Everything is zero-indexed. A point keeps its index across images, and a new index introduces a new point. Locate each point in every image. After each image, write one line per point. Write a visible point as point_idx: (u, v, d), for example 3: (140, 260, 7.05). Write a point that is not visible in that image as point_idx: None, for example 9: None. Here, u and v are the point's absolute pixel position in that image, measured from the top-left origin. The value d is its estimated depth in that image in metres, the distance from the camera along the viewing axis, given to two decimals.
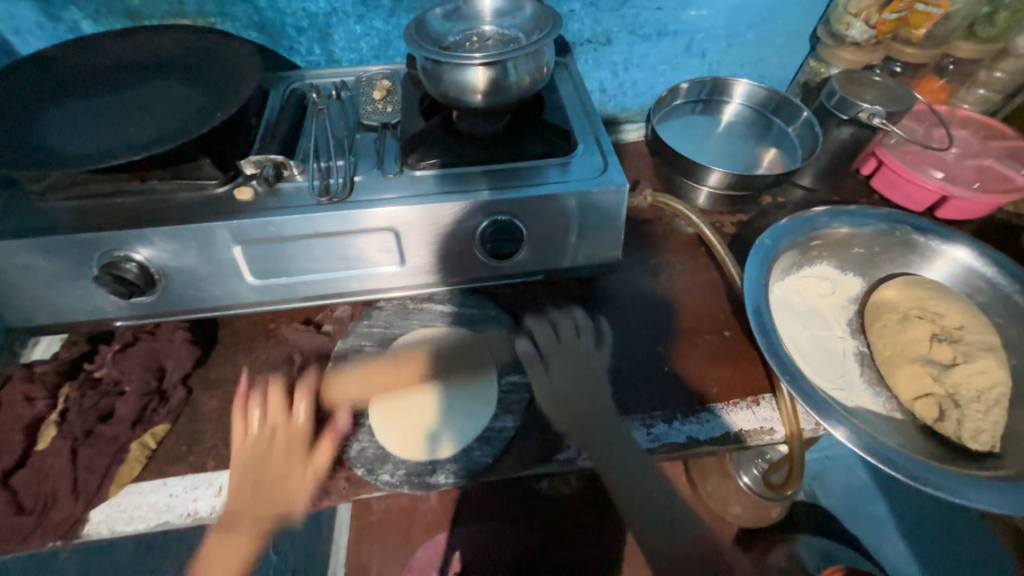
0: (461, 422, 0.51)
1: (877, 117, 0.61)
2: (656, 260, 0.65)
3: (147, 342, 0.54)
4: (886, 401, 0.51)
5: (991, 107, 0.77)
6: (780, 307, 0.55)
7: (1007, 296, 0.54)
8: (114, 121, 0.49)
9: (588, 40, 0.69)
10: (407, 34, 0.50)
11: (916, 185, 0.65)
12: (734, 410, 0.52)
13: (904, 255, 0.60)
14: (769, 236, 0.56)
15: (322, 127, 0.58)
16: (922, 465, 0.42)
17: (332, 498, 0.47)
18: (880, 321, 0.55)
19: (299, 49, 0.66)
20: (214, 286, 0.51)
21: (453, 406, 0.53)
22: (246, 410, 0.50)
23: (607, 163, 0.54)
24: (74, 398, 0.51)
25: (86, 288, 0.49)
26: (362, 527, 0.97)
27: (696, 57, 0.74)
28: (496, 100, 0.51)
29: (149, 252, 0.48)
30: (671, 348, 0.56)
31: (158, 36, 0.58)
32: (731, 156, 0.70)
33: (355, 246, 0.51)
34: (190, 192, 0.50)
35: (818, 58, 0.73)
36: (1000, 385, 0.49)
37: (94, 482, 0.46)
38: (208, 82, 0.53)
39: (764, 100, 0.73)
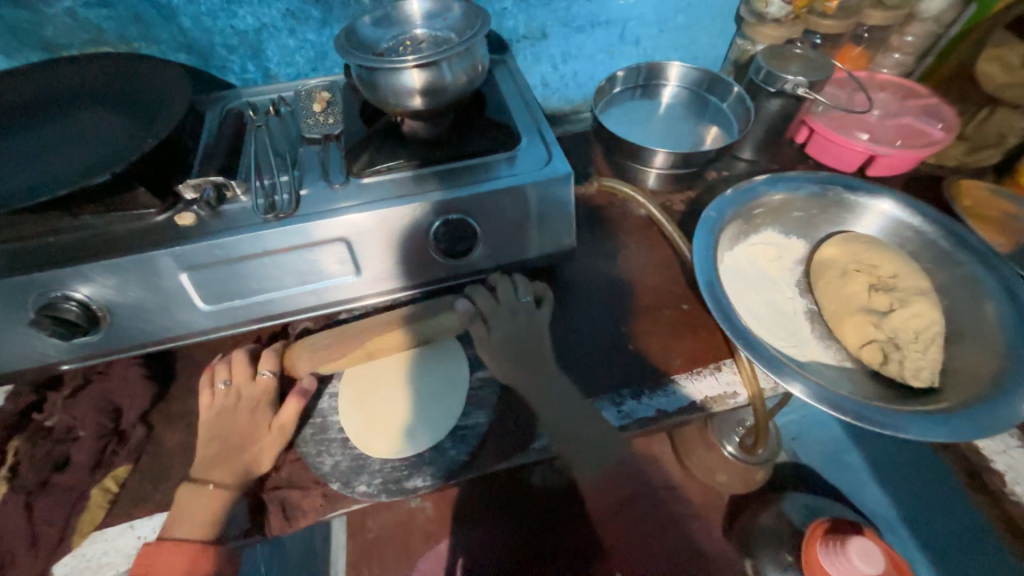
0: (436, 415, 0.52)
1: (801, 87, 0.64)
2: (612, 244, 0.67)
3: (99, 384, 0.52)
4: (836, 352, 0.54)
5: (906, 69, 0.82)
6: (731, 276, 0.57)
7: (933, 242, 0.58)
8: (36, 157, 0.47)
9: (524, 36, 0.70)
10: (337, 43, 0.50)
11: (845, 148, 0.69)
12: (698, 379, 0.53)
13: (840, 214, 0.63)
14: (713, 208, 0.59)
15: (263, 144, 0.57)
16: (870, 408, 0.44)
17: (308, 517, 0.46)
18: (824, 278, 0.58)
19: (231, 67, 0.64)
20: (164, 317, 0.49)
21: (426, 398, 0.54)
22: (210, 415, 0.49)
23: (552, 153, 0.55)
24: (25, 450, 0.48)
25: (25, 334, 0.47)
26: (361, 548, 0.99)
27: (631, 44, 0.76)
28: (434, 101, 0.51)
29: (90, 289, 0.46)
30: (634, 327, 0.58)
31: (78, 66, 0.56)
32: (674, 136, 0.73)
33: (307, 260, 0.50)
34: (128, 223, 0.48)
35: (744, 36, 0.77)
36: (935, 325, 0.52)
37: (55, 535, 0.44)
38: (137, 108, 0.52)
39: (699, 80, 0.75)
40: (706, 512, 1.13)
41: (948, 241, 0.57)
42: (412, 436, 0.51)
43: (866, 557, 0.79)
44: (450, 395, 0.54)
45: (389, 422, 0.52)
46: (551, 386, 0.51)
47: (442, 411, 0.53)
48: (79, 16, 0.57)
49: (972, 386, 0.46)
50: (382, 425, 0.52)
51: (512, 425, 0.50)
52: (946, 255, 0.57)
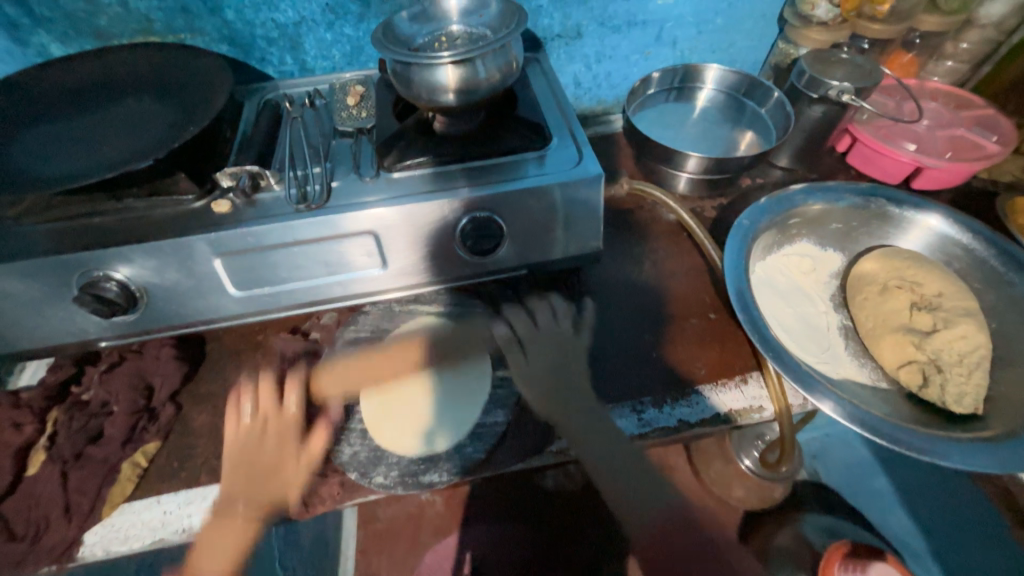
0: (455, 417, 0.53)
1: (847, 94, 0.61)
2: (639, 248, 0.65)
3: (133, 361, 0.54)
4: (871, 371, 0.51)
5: (960, 78, 0.78)
6: (762, 287, 0.56)
7: (984, 261, 0.55)
8: (86, 142, 0.49)
9: (558, 35, 0.70)
10: (375, 38, 0.50)
11: (890, 159, 0.66)
12: (724, 391, 0.52)
13: (881, 227, 0.61)
14: (747, 217, 0.57)
15: (297, 135, 0.58)
16: (907, 432, 0.42)
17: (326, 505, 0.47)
18: (861, 294, 0.55)
19: (270, 60, 0.66)
20: (196, 301, 0.51)
21: (447, 401, 0.55)
22: (236, 443, 0.49)
23: (582, 154, 0.54)
24: (63, 421, 0.50)
25: (68, 310, 0.49)
26: (371, 537, 1.00)
27: (668, 46, 0.75)
28: (467, 98, 0.51)
29: (130, 270, 0.48)
30: (658, 334, 0.57)
31: (127, 55, 0.58)
32: (707, 141, 0.71)
33: (335, 252, 0.51)
34: (168, 207, 0.50)
35: (786, 40, 0.74)
36: (982, 349, 0.49)
37: (87, 504, 0.46)
38: (181, 97, 0.53)
39: (736, 84, 0.73)
40: None
41: (1000, 261, 0.54)
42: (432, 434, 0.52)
43: None
44: (469, 396, 0.55)
45: (409, 423, 0.53)
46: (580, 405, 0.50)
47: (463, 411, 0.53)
48: (130, 7, 0.59)
49: (1021, 416, 0.43)
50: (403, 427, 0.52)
51: (530, 430, 0.50)
52: (997, 275, 0.54)
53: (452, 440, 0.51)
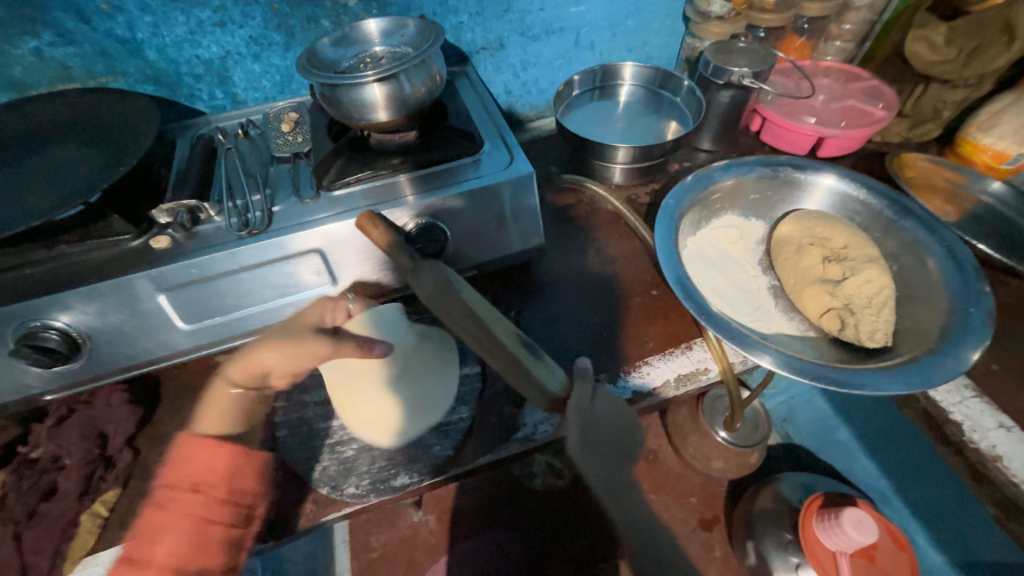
0: (415, 423, 0.53)
1: (747, 78, 0.68)
2: (583, 239, 0.69)
3: (83, 412, 0.51)
4: (798, 323, 0.57)
5: (848, 56, 0.87)
6: (695, 260, 0.60)
7: (879, 212, 0.62)
8: (9, 193, 0.49)
9: (482, 48, 0.73)
10: (299, 65, 0.52)
11: (795, 132, 0.73)
12: (671, 358, 0.56)
13: (792, 193, 0.67)
14: (672, 197, 0.61)
15: (233, 165, 0.58)
16: (828, 369, 0.47)
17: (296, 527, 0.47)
18: (782, 254, 0.60)
19: (200, 95, 0.66)
20: (144, 340, 0.50)
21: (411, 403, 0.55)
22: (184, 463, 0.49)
23: (513, 155, 0.57)
24: (11, 482, 0.48)
25: (5, 366, 0.47)
26: (365, 567, 0.99)
27: (587, 49, 0.80)
28: (396, 113, 0.53)
29: (70, 317, 0.47)
30: (607, 315, 0.60)
31: (46, 103, 0.57)
32: (633, 132, 0.76)
33: (284, 274, 0.52)
34: (105, 250, 0.49)
35: (693, 35, 0.81)
36: (886, 289, 0.55)
37: (47, 563, 0.44)
38: (107, 139, 0.53)
39: (652, 78, 0.79)
40: (706, 501, 1.15)
41: (892, 211, 0.61)
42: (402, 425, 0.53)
43: (859, 525, 0.79)
44: (429, 402, 0.55)
45: (363, 434, 0.53)
46: (612, 440, 0.46)
47: (425, 412, 0.54)
48: (45, 54, 0.58)
49: (921, 343, 0.49)
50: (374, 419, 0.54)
51: (496, 422, 0.51)
52: (892, 224, 0.60)
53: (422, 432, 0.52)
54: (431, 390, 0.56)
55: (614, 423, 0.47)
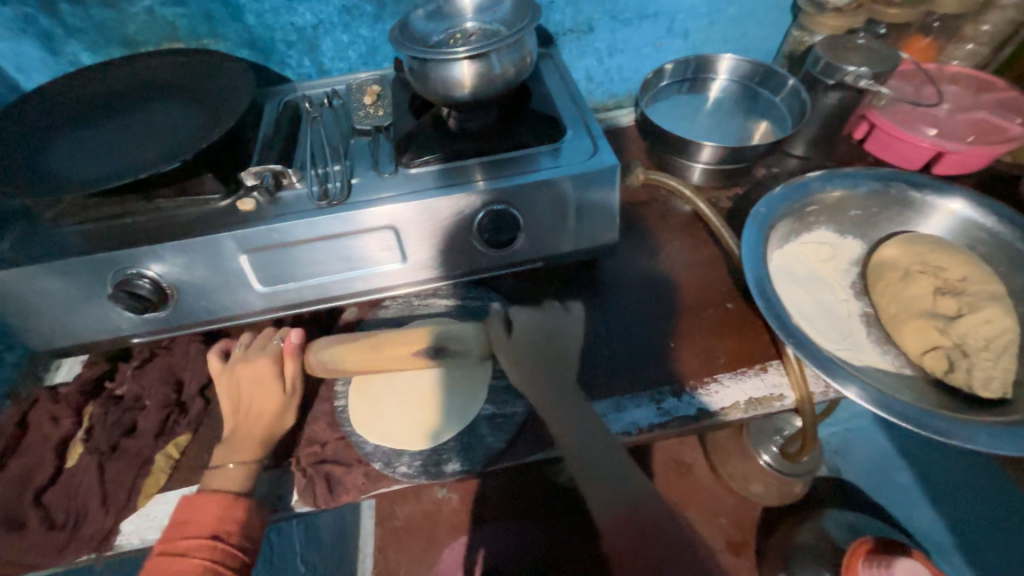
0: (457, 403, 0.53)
1: (864, 79, 0.62)
2: (655, 241, 0.65)
3: (164, 357, 0.55)
4: (894, 358, 0.51)
5: (980, 61, 0.77)
6: (780, 275, 0.55)
7: (1008, 244, 0.55)
8: (117, 145, 0.51)
9: (570, 30, 0.70)
10: (392, 36, 0.52)
11: (909, 145, 0.65)
12: (743, 379, 0.52)
13: (902, 214, 0.60)
14: (764, 205, 0.57)
15: (317, 135, 0.59)
16: (930, 415, 0.43)
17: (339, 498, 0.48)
18: (883, 280, 0.55)
19: (289, 62, 0.67)
20: (223, 297, 0.52)
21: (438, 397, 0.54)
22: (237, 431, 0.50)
23: (597, 146, 0.55)
24: (98, 415, 0.52)
25: (103, 308, 0.51)
26: (387, 535, 1.06)
27: (680, 37, 0.75)
28: (482, 92, 0.52)
29: (161, 268, 0.49)
30: (674, 324, 0.57)
31: (152, 61, 0.60)
32: (721, 130, 0.71)
33: (356, 247, 0.52)
34: (196, 207, 0.51)
35: (800, 27, 0.73)
36: (1008, 333, 0.49)
37: (123, 494, 0.48)
38: (205, 100, 0.55)
39: (750, 73, 0.73)
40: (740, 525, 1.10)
41: None
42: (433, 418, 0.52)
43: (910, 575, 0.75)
44: (471, 380, 0.55)
45: (406, 411, 0.53)
46: (553, 395, 0.48)
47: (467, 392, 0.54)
48: (156, 14, 0.61)
49: None
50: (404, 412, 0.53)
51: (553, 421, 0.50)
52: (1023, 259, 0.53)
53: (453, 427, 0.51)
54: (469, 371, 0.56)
55: (551, 381, 0.49)
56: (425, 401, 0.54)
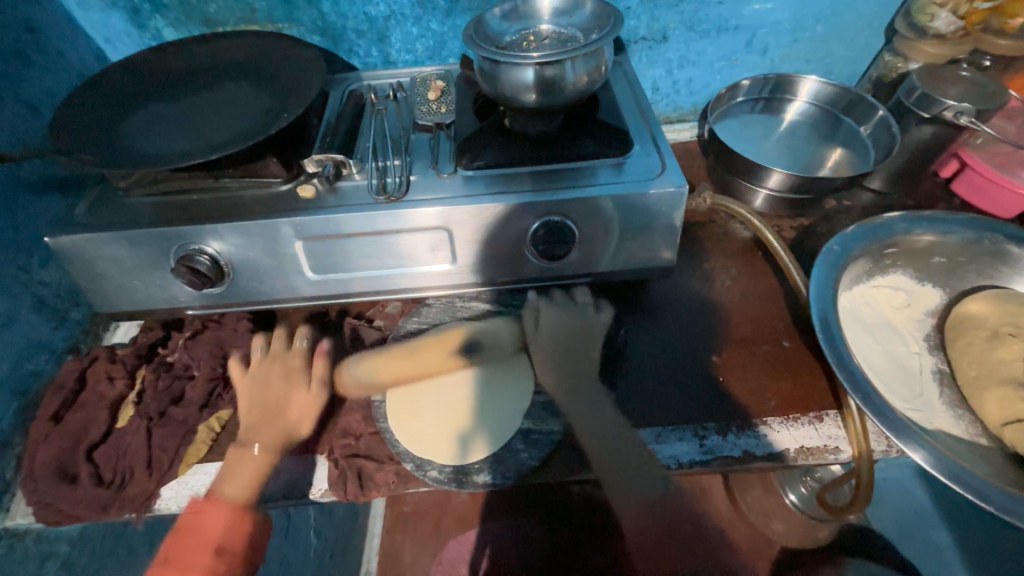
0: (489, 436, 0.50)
1: (965, 115, 0.56)
2: (710, 266, 0.62)
3: (213, 331, 0.57)
4: (968, 425, 0.47)
5: None
6: (849, 319, 0.52)
7: None
8: (190, 122, 0.53)
9: (643, 37, 0.68)
10: (465, 34, 0.51)
11: (1005, 189, 0.60)
12: (795, 426, 0.49)
13: (993, 266, 0.56)
14: (837, 242, 0.54)
15: (379, 126, 0.59)
16: (1008, 497, 0.39)
17: (364, 494, 0.48)
18: (965, 337, 0.51)
19: (357, 51, 0.68)
20: (276, 280, 0.53)
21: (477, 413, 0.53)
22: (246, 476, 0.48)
23: (665, 164, 0.52)
24: (150, 380, 0.54)
25: (163, 278, 0.52)
26: (397, 516, 1.11)
27: (758, 53, 0.71)
28: (552, 99, 0.50)
29: (220, 246, 0.50)
30: (724, 357, 0.54)
31: (227, 40, 0.61)
32: (794, 156, 0.67)
33: (410, 245, 0.52)
34: (258, 189, 0.52)
35: (894, 51, 0.68)
36: None
37: (166, 460, 0.49)
38: (277, 83, 0.56)
39: (833, 98, 0.69)
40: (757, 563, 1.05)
41: None
42: (467, 439, 0.51)
43: None
44: (504, 406, 0.53)
45: (438, 434, 0.51)
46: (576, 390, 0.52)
47: (500, 422, 0.51)
48: None
49: None
50: (442, 425, 0.52)
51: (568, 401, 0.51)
52: None
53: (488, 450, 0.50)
54: (509, 397, 0.53)
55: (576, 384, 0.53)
56: (457, 431, 0.51)
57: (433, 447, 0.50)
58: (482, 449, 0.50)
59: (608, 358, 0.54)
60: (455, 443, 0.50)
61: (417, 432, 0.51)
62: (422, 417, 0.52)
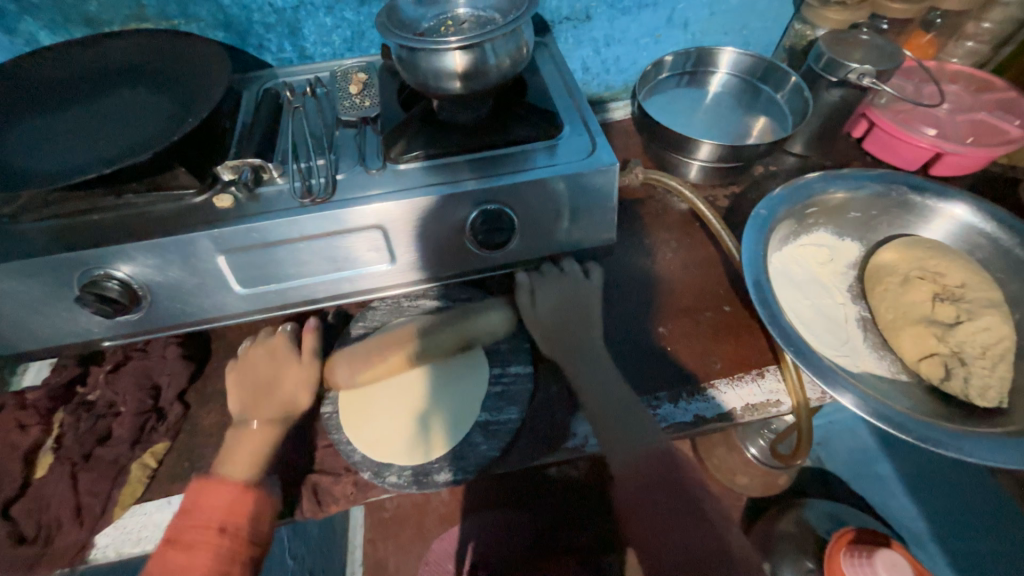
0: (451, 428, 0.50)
1: (867, 76, 0.59)
2: (652, 240, 0.64)
3: (139, 361, 0.52)
4: (890, 364, 0.51)
5: (979, 59, 0.76)
6: (780, 279, 0.55)
7: (1007, 250, 0.55)
8: (79, 135, 0.48)
9: (566, 18, 0.67)
10: (378, 22, 0.48)
11: (908, 144, 0.64)
12: (739, 385, 0.51)
13: (901, 216, 0.60)
14: (764, 207, 0.56)
15: (299, 125, 0.56)
16: (930, 427, 0.42)
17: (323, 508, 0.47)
18: (882, 285, 0.55)
19: (268, 46, 0.64)
20: (201, 299, 0.50)
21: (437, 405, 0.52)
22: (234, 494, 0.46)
23: (596, 144, 0.52)
24: (69, 422, 0.49)
25: (70, 310, 0.47)
26: (377, 526, 1.07)
27: (679, 28, 0.72)
28: (476, 85, 0.49)
29: (131, 268, 0.46)
30: (671, 327, 0.56)
31: (117, 42, 0.56)
32: (720, 126, 0.69)
33: (344, 247, 0.49)
34: (169, 203, 0.48)
35: (802, 20, 0.72)
36: (1006, 341, 0.49)
37: (97, 506, 0.45)
38: (178, 85, 0.51)
39: (751, 68, 0.71)
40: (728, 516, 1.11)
41: None
42: (428, 433, 0.50)
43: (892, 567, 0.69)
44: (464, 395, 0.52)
45: (395, 434, 0.50)
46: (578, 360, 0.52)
47: (459, 415, 0.51)
48: None
49: None
50: (400, 422, 0.51)
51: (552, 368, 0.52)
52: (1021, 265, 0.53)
53: (449, 446, 0.49)
54: (465, 386, 0.53)
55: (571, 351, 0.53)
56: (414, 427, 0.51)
57: (393, 449, 0.49)
58: (443, 444, 0.49)
59: (559, 342, 0.54)
60: (414, 440, 0.50)
61: (377, 432, 0.50)
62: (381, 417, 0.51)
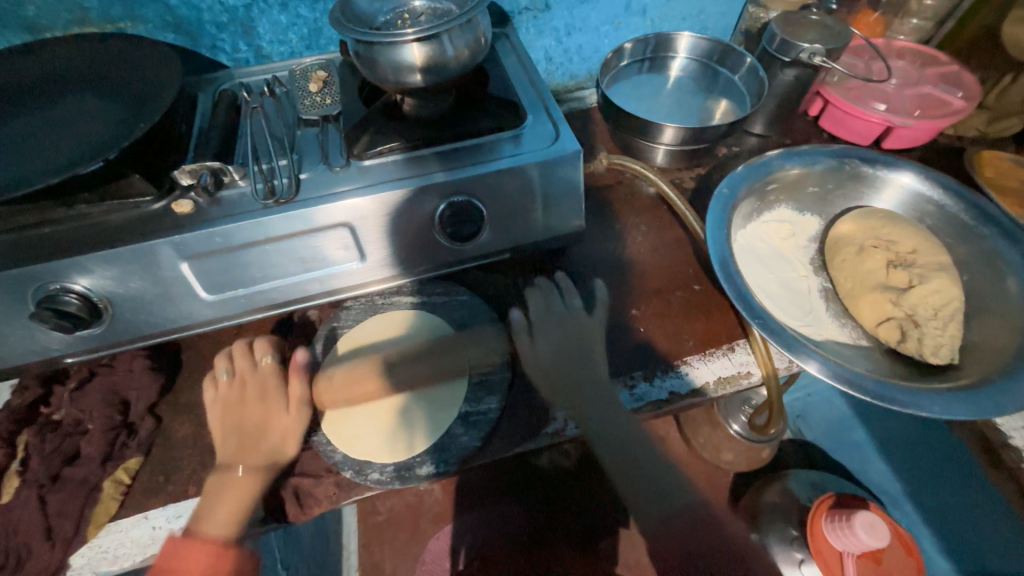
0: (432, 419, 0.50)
1: (817, 55, 0.61)
2: (622, 225, 0.65)
3: (105, 377, 0.51)
4: (851, 330, 0.53)
5: (924, 36, 0.79)
6: (745, 255, 0.56)
7: (954, 215, 0.58)
8: (24, 145, 0.46)
9: (526, 8, 0.67)
10: (332, 17, 0.47)
11: (861, 120, 0.67)
12: (711, 360, 0.53)
13: (857, 189, 0.63)
14: (726, 186, 0.57)
15: (258, 126, 0.55)
16: (889, 387, 0.44)
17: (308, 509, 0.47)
18: (840, 255, 0.57)
19: (222, 47, 0.62)
20: (166, 308, 0.48)
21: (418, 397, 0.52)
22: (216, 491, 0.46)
23: (560, 131, 0.53)
24: (34, 444, 0.48)
25: (27, 327, 0.46)
26: (371, 530, 1.05)
27: (637, 15, 0.73)
28: (436, 77, 0.49)
29: (89, 281, 0.45)
30: (644, 309, 0.57)
31: (60, 48, 0.54)
32: (683, 110, 0.70)
33: (312, 247, 0.49)
34: (125, 212, 0.47)
35: (757, 3, 0.74)
36: (955, 301, 0.52)
37: (70, 527, 0.44)
38: (127, 90, 0.50)
39: (709, 51, 0.73)
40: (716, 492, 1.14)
41: (970, 215, 0.56)
42: (410, 427, 0.50)
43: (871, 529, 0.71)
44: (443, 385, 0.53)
45: (376, 431, 0.50)
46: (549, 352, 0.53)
47: (439, 407, 0.51)
48: None
49: (992, 363, 0.46)
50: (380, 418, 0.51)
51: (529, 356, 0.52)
52: (967, 229, 0.56)
53: (431, 439, 0.49)
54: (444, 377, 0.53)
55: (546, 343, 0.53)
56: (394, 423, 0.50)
57: (376, 445, 0.49)
58: (425, 437, 0.49)
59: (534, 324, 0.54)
60: (396, 435, 0.50)
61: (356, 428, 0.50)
62: (361, 414, 0.51)
